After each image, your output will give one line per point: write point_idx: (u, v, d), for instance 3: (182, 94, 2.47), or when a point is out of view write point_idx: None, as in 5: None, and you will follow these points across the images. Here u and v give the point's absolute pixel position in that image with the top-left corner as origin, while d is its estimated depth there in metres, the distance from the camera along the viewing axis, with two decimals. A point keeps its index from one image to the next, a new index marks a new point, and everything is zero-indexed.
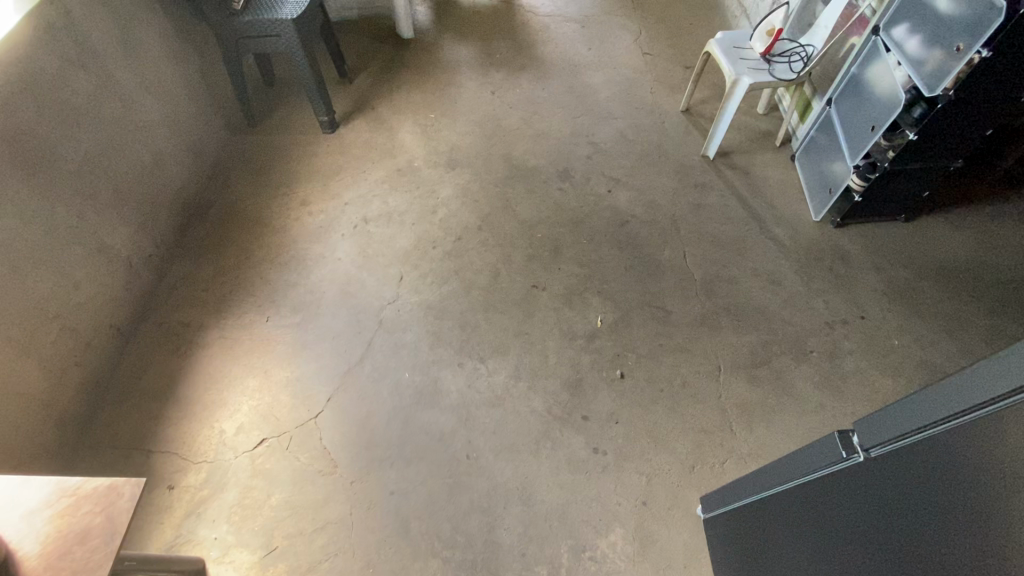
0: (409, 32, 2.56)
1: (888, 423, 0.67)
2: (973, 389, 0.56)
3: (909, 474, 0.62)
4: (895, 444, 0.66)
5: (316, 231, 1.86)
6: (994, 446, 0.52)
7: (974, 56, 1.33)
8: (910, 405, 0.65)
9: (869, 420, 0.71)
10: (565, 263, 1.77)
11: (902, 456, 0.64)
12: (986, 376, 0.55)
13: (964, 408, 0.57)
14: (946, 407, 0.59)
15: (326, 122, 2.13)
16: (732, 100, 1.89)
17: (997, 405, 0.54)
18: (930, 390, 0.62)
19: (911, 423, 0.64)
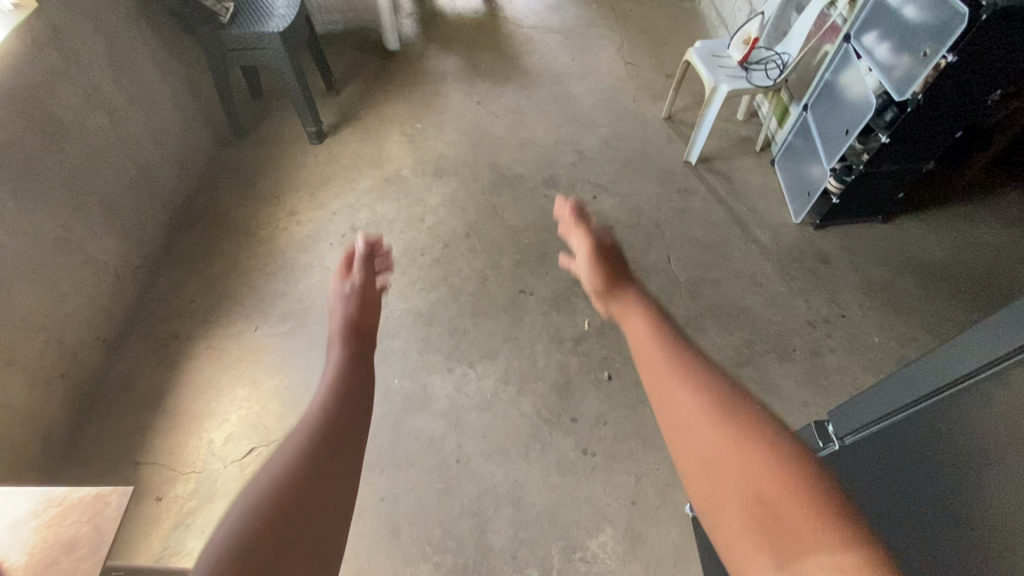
0: (396, 45, 2.59)
1: (865, 410, 0.80)
2: (930, 377, 0.69)
3: (884, 451, 0.74)
4: (871, 427, 0.78)
5: (305, 240, 1.87)
6: (972, 417, 0.61)
7: (940, 61, 1.39)
8: (883, 393, 0.77)
9: (850, 410, 0.84)
10: (553, 268, 1.80)
11: (876, 434, 0.76)
12: (940, 363, 0.68)
13: (926, 389, 0.69)
14: (928, 384, 0.69)
15: (313, 133, 2.15)
16: (712, 107, 1.94)
17: (970, 381, 0.63)
18: (896, 380, 0.75)
19: (884, 408, 0.77)
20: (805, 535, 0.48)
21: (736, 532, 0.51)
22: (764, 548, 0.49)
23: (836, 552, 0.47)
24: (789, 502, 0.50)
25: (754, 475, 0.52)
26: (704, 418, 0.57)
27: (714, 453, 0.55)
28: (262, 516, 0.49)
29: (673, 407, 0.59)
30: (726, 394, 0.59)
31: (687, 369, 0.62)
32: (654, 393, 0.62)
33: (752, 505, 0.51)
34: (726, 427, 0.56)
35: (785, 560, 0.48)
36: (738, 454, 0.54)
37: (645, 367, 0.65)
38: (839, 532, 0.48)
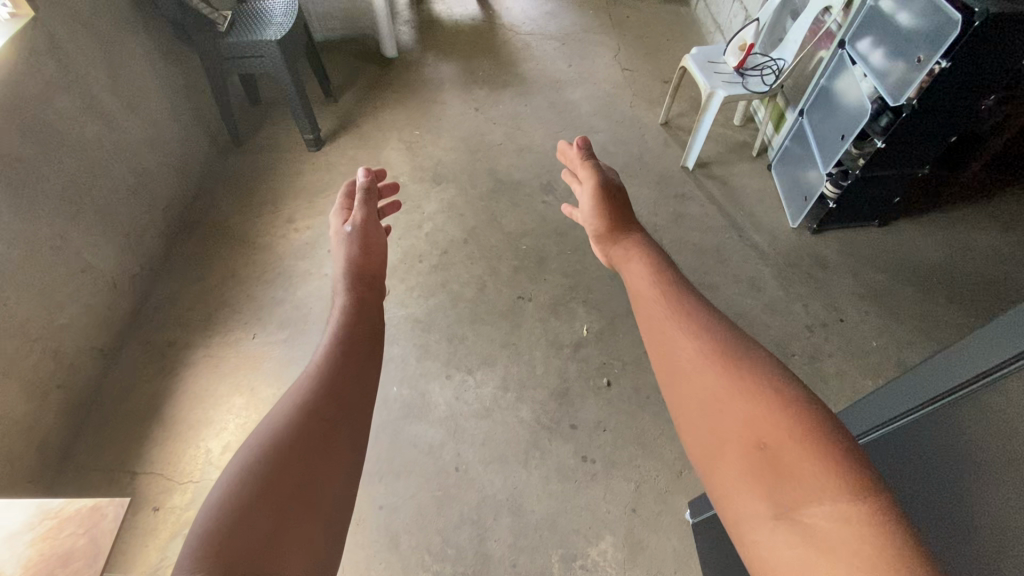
0: (394, 52, 2.60)
1: (886, 407, 0.75)
2: (955, 372, 0.63)
3: (902, 451, 0.69)
4: (889, 426, 0.73)
5: (303, 247, 1.87)
6: (970, 426, 0.59)
7: (934, 67, 1.39)
8: (905, 389, 0.72)
9: (872, 406, 0.79)
10: (551, 274, 1.80)
11: (897, 434, 0.71)
12: (965, 358, 0.62)
13: (951, 387, 0.64)
14: (940, 386, 0.66)
15: (311, 140, 2.15)
16: (708, 113, 1.95)
17: (969, 388, 0.61)
18: (920, 375, 0.70)
19: (905, 405, 0.71)
20: (807, 482, 0.49)
21: (733, 482, 0.53)
22: (762, 495, 0.51)
23: (836, 500, 0.47)
24: (792, 449, 0.52)
25: (755, 423, 0.54)
26: (708, 374, 0.60)
27: (715, 404, 0.58)
28: (258, 475, 0.55)
29: (678, 366, 0.64)
30: (733, 353, 0.62)
31: (693, 330, 0.66)
32: (661, 357, 0.67)
33: (751, 452, 0.53)
34: (731, 383, 0.59)
35: (782, 507, 0.49)
36: (740, 407, 0.56)
37: (654, 332, 0.70)
38: (843, 481, 0.48)
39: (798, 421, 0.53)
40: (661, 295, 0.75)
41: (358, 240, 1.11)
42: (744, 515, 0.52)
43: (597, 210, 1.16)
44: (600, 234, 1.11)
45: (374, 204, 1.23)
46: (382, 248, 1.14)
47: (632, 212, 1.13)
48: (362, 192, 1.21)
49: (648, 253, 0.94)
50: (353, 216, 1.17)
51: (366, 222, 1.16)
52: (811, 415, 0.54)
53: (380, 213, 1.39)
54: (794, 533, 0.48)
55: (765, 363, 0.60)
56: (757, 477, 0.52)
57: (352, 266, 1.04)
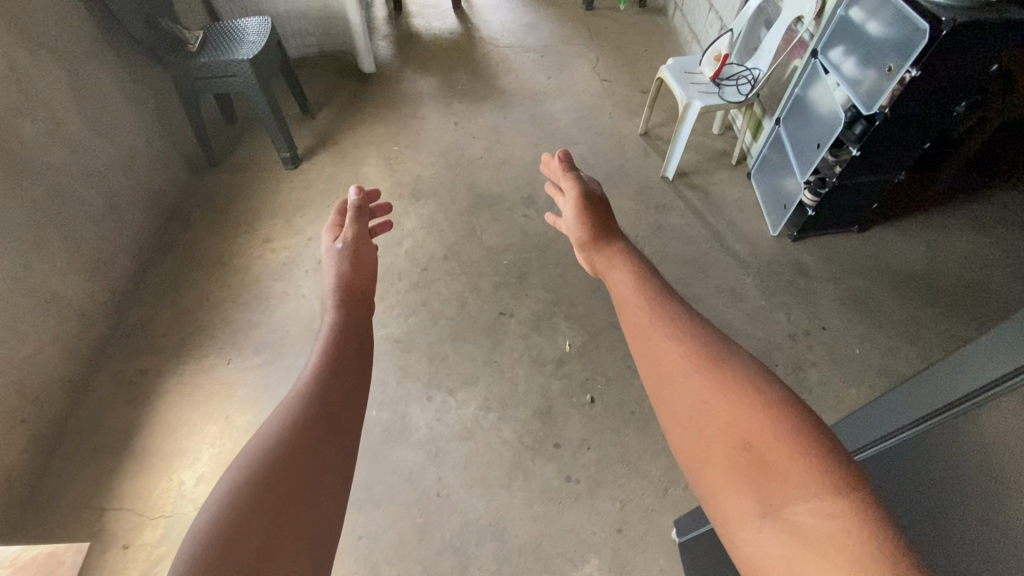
0: (372, 67, 2.59)
1: (866, 430, 0.73)
2: (927, 399, 0.61)
3: (880, 479, 0.67)
4: (867, 451, 0.71)
5: (280, 267, 1.84)
6: (946, 455, 0.57)
7: (904, 76, 1.40)
8: (882, 412, 0.70)
9: (851, 428, 0.77)
10: (533, 289, 1.78)
11: (875, 460, 0.69)
12: (937, 384, 0.60)
13: (925, 414, 0.62)
14: (914, 411, 0.64)
15: (287, 159, 2.13)
16: (685, 123, 1.95)
17: (945, 414, 0.58)
18: (895, 398, 0.68)
19: (881, 430, 0.69)
20: (793, 480, 0.50)
21: (722, 483, 0.54)
22: (749, 494, 0.51)
23: (822, 497, 0.48)
24: (776, 447, 0.52)
25: (741, 425, 0.55)
26: (693, 379, 0.62)
27: (700, 408, 0.59)
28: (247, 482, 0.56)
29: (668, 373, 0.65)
30: (718, 357, 0.63)
31: (678, 336, 0.68)
32: (648, 364, 0.68)
33: (736, 452, 0.54)
34: (715, 386, 0.60)
35: (769, 505, 0.50)
36: (725, 410, 0.57)
37: (641, 339, 0.72)
38: (828, 478, 0.49)
39: (781, 421, 0.54)
40: (645, 305, 0.77)
41: (350, 255, 1.10)
42: (732, 516, 0.52)
43: (583, 218, 1.14)
44: (583, 244, 1.09)
45: (364, 222, 1.24)
46: (374, 263, 1.13)
47: (614, 220, 1.13)
48: (354, 211, 1.24)
49: (632, 262, 0.94)
50: (345, 233, 1.18)
51: (358, 239, 1.16)
52: (794, 416, 0.54)
53: (373, 232, 1.37)
54: (781, 530, 0.48)
55: (749, 365, 0.61)
56: (745, 477, 0.52)
57: (340, 280, 1.03)
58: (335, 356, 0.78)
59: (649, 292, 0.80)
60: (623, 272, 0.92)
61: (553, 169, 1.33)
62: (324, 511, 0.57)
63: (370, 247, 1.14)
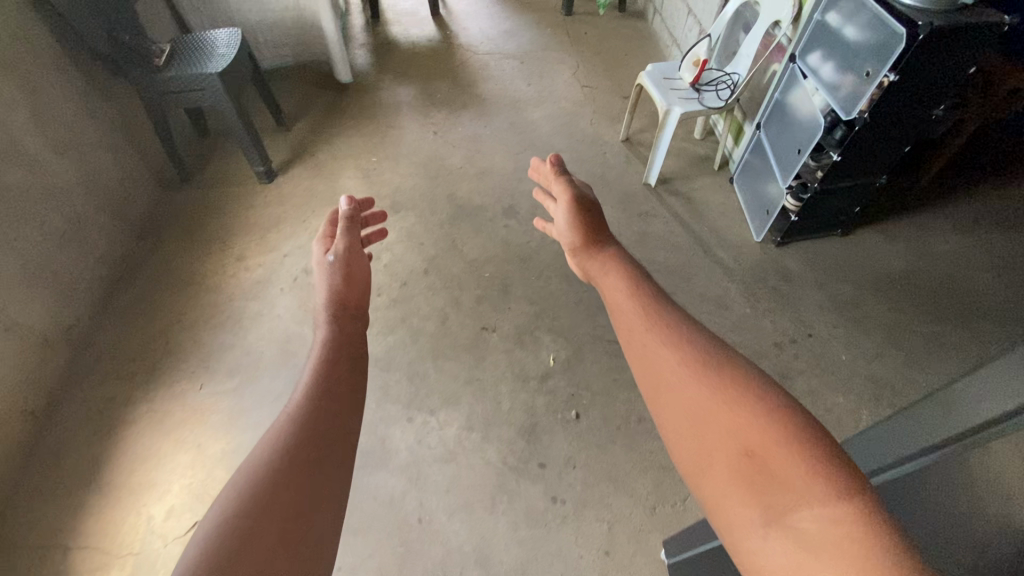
0: (349, 77, 2.54)
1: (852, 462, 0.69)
2: (919, 434, 0.58)
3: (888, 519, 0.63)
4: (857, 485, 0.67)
5: (254, 286, 1.79)
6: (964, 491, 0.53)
7: (882, 80, 1.38)
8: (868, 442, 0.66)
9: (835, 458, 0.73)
10: (515, 302, 1.75)
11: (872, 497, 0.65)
12: (931, 417, 0.56)
13: (916, 449, 0.58)
14: (904, 446, 0.60)
15: (262, 172, 2.07)
16: (666, 129, 1.93)
17: (944, 449, 0.55)
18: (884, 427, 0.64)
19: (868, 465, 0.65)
20: (797, 487, 0.49)
21: (725, 492, 0.53)
22: (753, 502, 0.51)
23: (827, 503, 0.47)
24: (779, 454, 0.52)
25: (744, 432, 0.55)
26: (694, 386, 0.62)
27: (702, 415, 0.59)
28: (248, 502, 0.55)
29: (669, 382, 0.65)
30: (717, 363, 0.63)
31: (677, 343, 0.68)
32: (647, 372, 0.68)
33: (739, 459, 0.53)
34: (717, 395, 0.60)
35: (773, 513, 0.49)
36: (727, 416, 0.57)
37: (640, 347, 0.72)
38: (833, 484, 0.48)
39: (784, 428, 0.53)
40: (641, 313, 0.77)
41: (341, 270, 1.05)
42: (737, 525, 0.51)
43: (574, 223, 1.14)
44: (575, 249, 1.10)
45: (356, 234, 1.20)
46: (367, 276, 1.09)
47: (604, 225, 1.12)
48: (345, 222, 1.20)
49: (624, 269, 0.93)
50: (335, 245, 1.13)
51: (349, 251, 1.12)
52: (796, 422, 0.54)
53: (364, 244, 1.33)
54: (786, 537, 0.47)
55: (750, 372, 0.61)
56: (748, 484, 0.52)
57: (331, 295, 0.98)
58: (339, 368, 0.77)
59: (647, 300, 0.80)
60: (615, 280, 0.91)
61: (546, 172, 1.32)
62: (320, 532, 0.55)
63: (360, 259, 1.09)
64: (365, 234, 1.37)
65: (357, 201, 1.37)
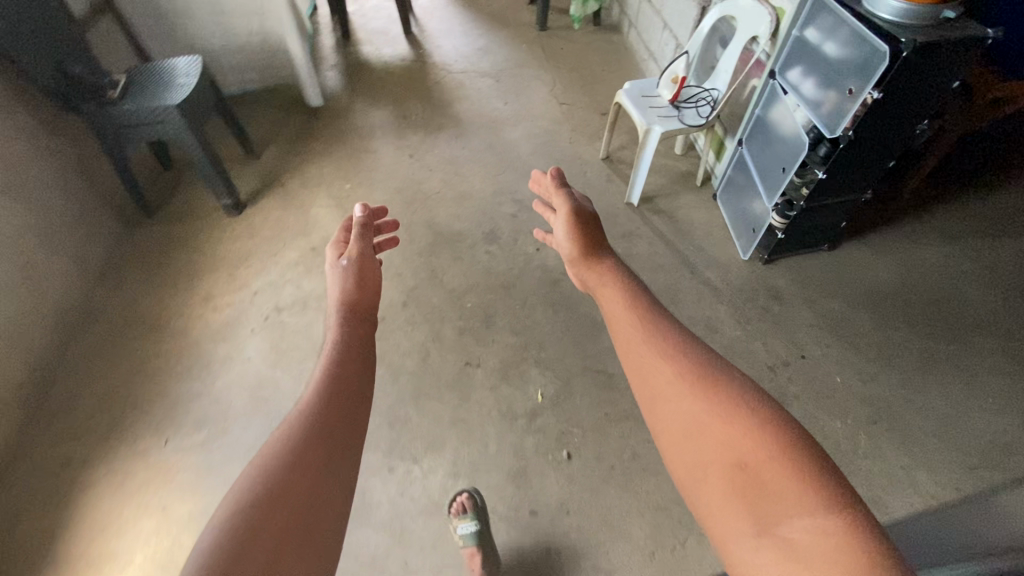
0: (319, 100, 2.45)
1: None
2: None
3: None
4: None
5: (222, 328, 1.69)
6: None
7: (866, 98, 1.35)
8: None
9: None
10: (499, 333, 1.67)
11: None
12: None
13: None
14: None
15: (229, 205, 1.98)
16: (647, 149, 1.89)
17: None
18: None
19: None
20: (787, 498, 0.53)
21: (719, 502, 0.57)
22: (745, 512, 0.55)
23: (815, 515, 0.51)
24: (768, 467, 0.56)
25: (735, 447, 0.59)
26: (685, 401, 0.66)
27: (695, 427, 0.63)
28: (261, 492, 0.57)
29: (663, 391, 0.70)
30: (711, 378, 0.67)
31: (673, 356, 0.73)
32: (643, 382, 0.73)
33: (731, 471, 0.57)
34: (711, 408, 0.64)
35: (765, 523, 0.53)
36: (718, 429, 0.61)
37: (636, 359, 0.76)
38: (822, 498, 0.52)
39: (774, 442, 0.58)
40: (637, 327, 0.81)
41: (353, 274, 1.08)
42: (730, 533, 0.55)
43: (573, 235, 1.16)
44: (574, 261, 1.13)
45: (369, 240, 1.21)
46: (377, 279, 1.12)
47: (605, 240, 1.14)
48: (359, 228, 1.20)
49: (623, 280, 0.97)
50: (348, 250, 1.15)
51: (362, 257, 1.14)
52: (784, 435, 0.58)
53: (377, 249, 1.34)
54: (775, 546, 0.52)
55: (745, 388, 0.65)
56: (742, 496, 0.56)
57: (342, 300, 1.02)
58: (344, 369, 0.80)
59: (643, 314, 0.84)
60: (611, 288, 0.96)
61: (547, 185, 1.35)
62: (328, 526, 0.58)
63: (373, 264, 1.11)
64: (378, 240, 1.38)
65: (372, 208, 1.38)
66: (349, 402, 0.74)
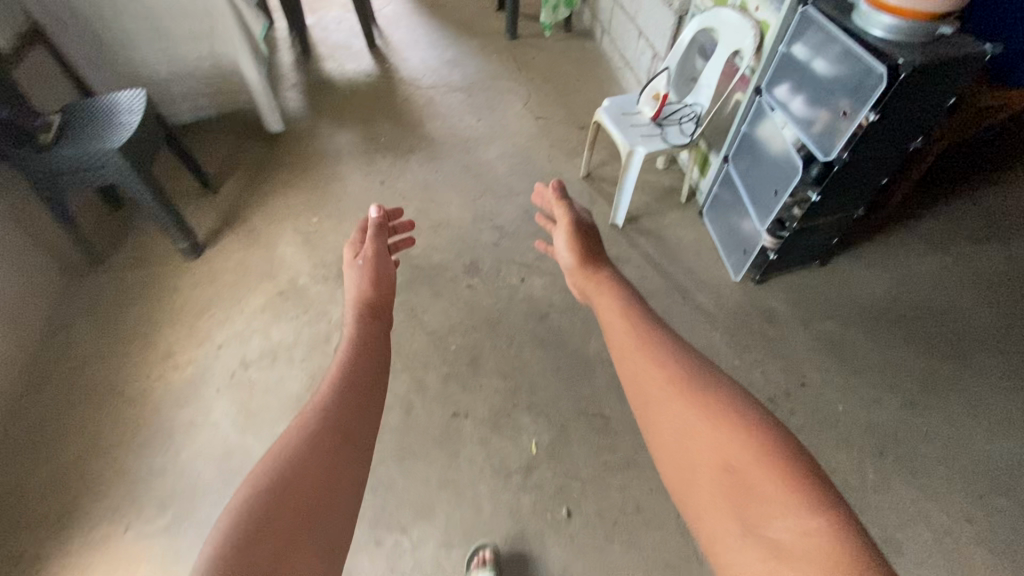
0: (279, 126, 2.29)
1: None
2: None
3: None
4: None
5: (185, 390, 1.55)
6: None
7: (862, 120, 1.28)
8: None
9: None
10: (487, 378, 1.57)
11: None
12: None
13: None
14: None
15: (187, 248, 1.83)
16: (630, 170, 1.80)
17: None
18: None
19: None
20: (773, 500, 0.58)
21: (709, 504, 0.62)
22: (732, 514, 0.60)
23: (798, 515, 0.56)
24: (755, 470, 0.61)
25: (722, 448, 0.65)
26: (678, 405, 0.71)
27: (685, 429, 0.69)
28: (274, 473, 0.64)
29: (656, 398, 0.75)
30: (701, 386, 0.73)
31: (665, 361, 0.79)
32: (637, 386, 0.79)
33: (720, 473, 0.63)
34: (702, 413, 0.69)
35: (750, 525, 0.58)
36: (706, 431, 0.67)
37: (631, 364, 0.82)
38: (804, 499, 0.58)
39: (761, 448, 0.63)
40: (633, 335, 0.88)
41: (372, 272, 1.27)
42: (717, 534, 0.60)
43: (572, 247, 1.32)
44: (572, 271, 1.26)
45: (385, 241, 1.40)
46: (391, 281, 1.28)
47: (601, 252, 1.30)
48: (375, 228, 1.40)
49: (619, 290, 1.07)
50: (365, 250, 1.34)
51: (376, 256, 1.33)
52: (771, 441, 0.64)
53: (392, 250, 1.53)
54: (760, 545, 0.57)
55: (736, 396, 0.71)
56: (730, 498, 0.61)
57: (359, 297, 1.17)
58: (363, 370, 0.88)
59: (639, 324, 0.91)
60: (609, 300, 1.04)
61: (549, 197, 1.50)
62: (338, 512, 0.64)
63: (385, 262, 1.29)
64: (394, 240, 1.55)
65: (386, 210, 1.55)
66: (361, 399, 0.81)
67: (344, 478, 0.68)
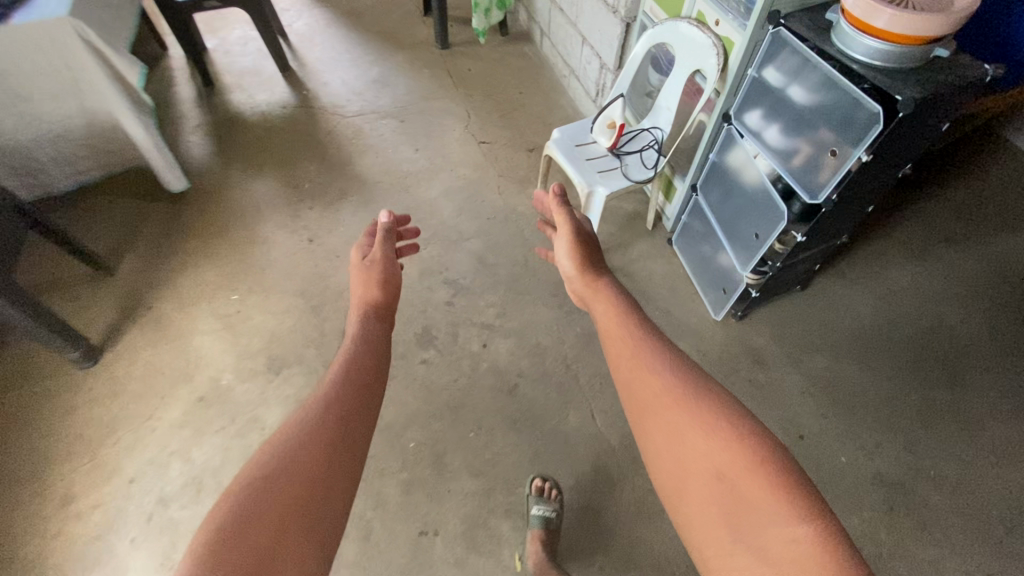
0: (183, 183, 1.96)
1: None
2: None
3: None
4: None
5: (91, 545, 1.28)
6: None
7: (855, 162, 1.10)
8: None
9: None
10: (456, 479, 1.36)
11: None
12: None
13: None
14: None
15: (80, 357, 1.52)
16: (591, 212, 1.60)
17: None
18: None
19: None
20: (768, 511, 0.55)
21: (702, 509, 0.59)
22: (724, 523, 0.57)
23: (791, 525, 0.54)
24: (749, 476, 0.58)
25: (714, 455, 0.61)
26: (672, 410, 0.67)
27: (677, 431, 0.65)
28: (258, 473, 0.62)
29: (649, 400, 0.70)
30: (698, 390, 0.68)
31: (659, 367, 0.74)
32: (631, 391, 0.73)
33: (711, 482, 0.59)
34: (698, 417, 0.65)
35: (745, 535, 0.55)
36: (701, 434, 0.63)
37: (626, 368, 0.77)
38: (795, 508, 0.55)
39: (755, 457, 0.60)
40: (626, 337, 0.82)
41: (376, 278, 1.12)
42: (709, 550, 0.57)
43: (576, 258, 1.12)
44: (572, 278, 1.10)
45: (392, 245, 1.24)
46: (399, 285, 1.14)
47: (605, 262, 1.12)
48: (385, 234, 1.23)
49: (613, 293, 0.97)
50: (372, 255, 1.18)
51: (385, 259, 1.17)
52: (764, 450, 0.61)
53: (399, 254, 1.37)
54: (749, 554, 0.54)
55: (733, 404, 0.66)
56: (722, 507, 0.58)
57: (365, 298, 1.07)
58: (362, 365, 0.84)
59: (631, 326, 0.84)
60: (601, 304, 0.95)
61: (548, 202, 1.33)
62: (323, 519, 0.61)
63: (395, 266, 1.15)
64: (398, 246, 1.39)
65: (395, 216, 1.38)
66: (360, 394, 0.78)
67: (333, 485, 0.64)
